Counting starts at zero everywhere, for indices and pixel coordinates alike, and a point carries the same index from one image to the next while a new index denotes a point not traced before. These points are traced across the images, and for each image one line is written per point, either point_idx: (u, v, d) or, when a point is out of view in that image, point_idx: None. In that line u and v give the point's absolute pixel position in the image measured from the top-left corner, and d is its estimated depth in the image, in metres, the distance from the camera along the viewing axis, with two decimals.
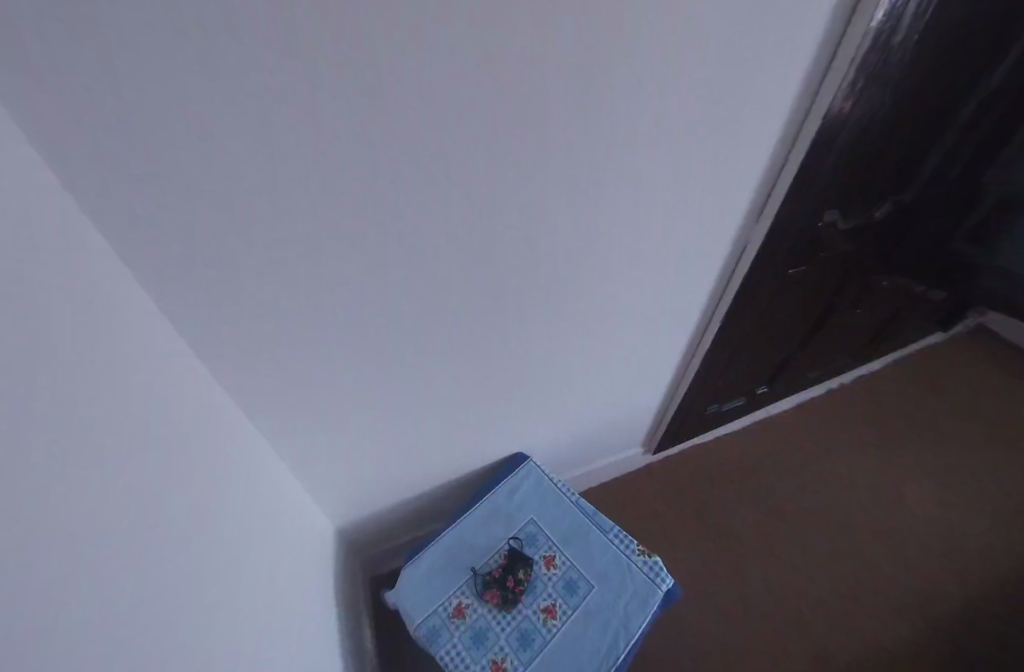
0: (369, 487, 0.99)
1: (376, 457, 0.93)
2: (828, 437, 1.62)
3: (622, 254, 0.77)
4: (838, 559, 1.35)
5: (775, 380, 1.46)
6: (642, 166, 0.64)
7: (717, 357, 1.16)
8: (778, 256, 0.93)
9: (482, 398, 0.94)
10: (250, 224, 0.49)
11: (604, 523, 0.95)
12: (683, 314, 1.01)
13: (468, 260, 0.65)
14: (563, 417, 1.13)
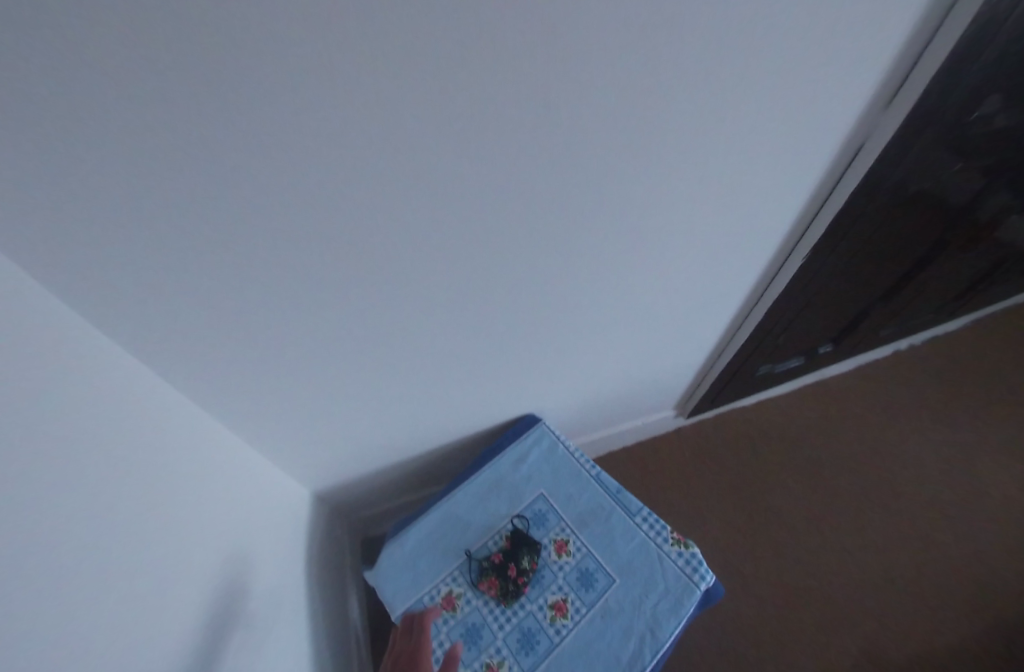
0: (353, 448, 0.85)
1: (355, 417, 0.78)
2: (895, 405, 1.39)
3: (680, 152, 0.53)
4: (899, 544, 1.16)
5: (845, 337, 1.20)
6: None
7: (781, 307, 0.92)
8: (899, 170, 0.66)
9: (483, 350, 0.75)
10: (74, 87, 0.29)
11: (631, 504, 0.78)
12: (748, 251, 0.77)
13: (451, 154, 0.43)
14: (586, 373, 0.94)
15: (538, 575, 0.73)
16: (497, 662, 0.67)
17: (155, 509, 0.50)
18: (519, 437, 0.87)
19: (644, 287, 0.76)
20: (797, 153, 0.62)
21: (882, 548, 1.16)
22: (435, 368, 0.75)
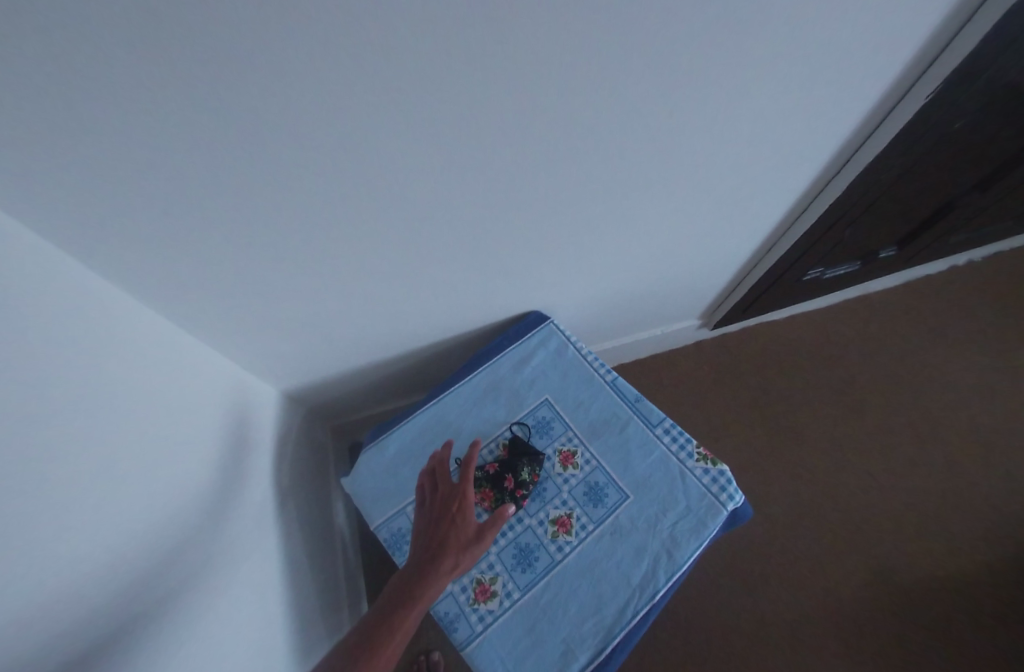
0: (325, 345, 0.71)
1: (319, 309, 0.62)
2: (949, 326, 1.22)
3: None
4: (929, 474, 1.07)
5: (914, 242, 1.00)
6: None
7: (864, 198, 0.72)
8: None
9: (478, 228, 0.57)
10: None
11: (651, 415, 0.66)
12: (852, 107, 0.55)
13: None
14: (610, 265, 0.76)
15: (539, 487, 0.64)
16: (490, 579, 0.58)
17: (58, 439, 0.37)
18: (522, 337, 0.73)
19: (701, 148, 0.56)
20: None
21: (914, 477, 1.07)
22: (416, 250, 0.58)
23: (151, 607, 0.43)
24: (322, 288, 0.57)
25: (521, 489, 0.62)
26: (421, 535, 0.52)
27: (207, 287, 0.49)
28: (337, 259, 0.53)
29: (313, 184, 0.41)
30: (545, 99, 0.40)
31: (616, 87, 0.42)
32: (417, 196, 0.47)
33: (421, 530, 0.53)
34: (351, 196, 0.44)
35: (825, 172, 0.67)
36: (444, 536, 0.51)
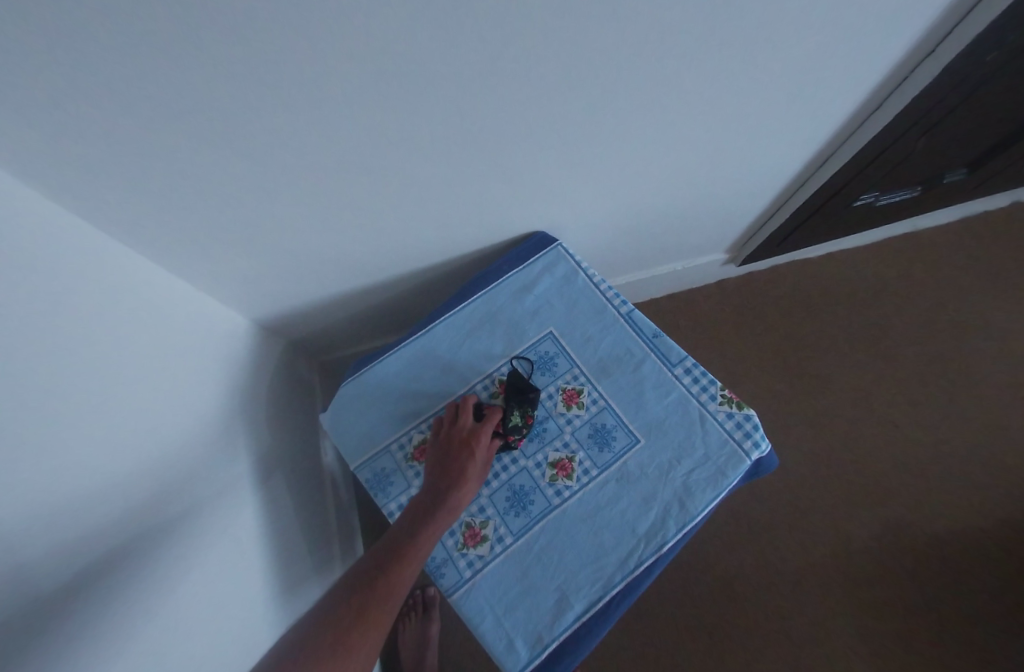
0: (298, 265, 0.62)
1: (287, 226, 0.53)
2: (1002, 267, 1.10)
3: None
4: (961, 428, 1.00)
5: (989, 163, 0.85)
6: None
7: (947, 99, 0.58)
8: None
9: (472, 128, 0.46)
10: None
11: (671, 352, 0.57)
12: None
13: None
14: (634, 178, 0.64)
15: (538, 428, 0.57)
16: (480, 523, 0.53)
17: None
18: (525, 261, 0.64)
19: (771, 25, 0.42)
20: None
21: (944, 431, 0.99)
22: (398, 159, 0.47)
23: (92, 571, 0.34)
24: (286, 196, 0.48)
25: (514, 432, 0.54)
26: (433, 466, 0.50)
27: (137, 193, 0.40)
28: (299, 163, 0.43)
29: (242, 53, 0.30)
30: None
31: None
32: (394, 58, 0.35)
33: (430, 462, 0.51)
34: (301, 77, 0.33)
35: (903, 57, 0.54)
36: (463, 463, 0.50)
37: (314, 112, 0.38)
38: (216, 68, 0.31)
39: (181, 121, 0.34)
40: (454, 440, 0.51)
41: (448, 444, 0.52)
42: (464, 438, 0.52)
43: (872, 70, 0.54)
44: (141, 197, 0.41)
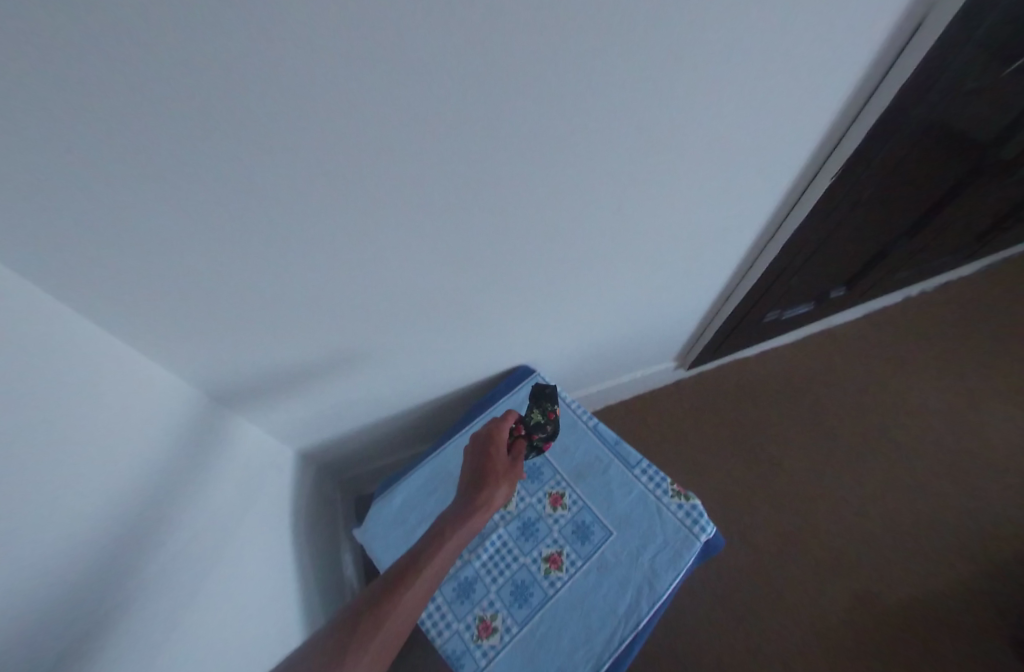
0: (334, 410, 0.79)
1: (331, 381, 0.71)
2: (901, 352, 1.34)
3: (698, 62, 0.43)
4: (900, 494, 1.14)
5: (858, 282, 1.12)
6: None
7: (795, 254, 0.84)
8: (942, 81, 0.55)
9: (467, 305, 0.68)
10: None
11: (630, 457, 0.74)
12: (761, 186, 0.68)
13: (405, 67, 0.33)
14: (587, 321, 0.86)
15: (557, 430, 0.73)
16: (491, 616, 0.64)
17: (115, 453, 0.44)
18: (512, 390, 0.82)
19: (652, 227, 0.67)
20: (859, 42, 0.48)
21: (885, 497, 1.14)
22: (416, 329, 0.68)
23: (131, 625, 0.44)
24: (334, 361, 0.67)
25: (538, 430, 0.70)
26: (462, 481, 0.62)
27: (238, 364, 0.59)
28: (347, 337, 0.63)
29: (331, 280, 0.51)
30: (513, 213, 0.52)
31: (567, 198, 0.54)
32: (410, 272, 0.56)
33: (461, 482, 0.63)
34: (360, 289, 0.55)
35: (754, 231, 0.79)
36: (485, 476, 0.61)
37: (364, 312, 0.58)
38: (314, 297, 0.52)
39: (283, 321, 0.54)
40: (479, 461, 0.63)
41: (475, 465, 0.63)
42: (488, 455, 0.63)
43: (732, 242, 0.80)
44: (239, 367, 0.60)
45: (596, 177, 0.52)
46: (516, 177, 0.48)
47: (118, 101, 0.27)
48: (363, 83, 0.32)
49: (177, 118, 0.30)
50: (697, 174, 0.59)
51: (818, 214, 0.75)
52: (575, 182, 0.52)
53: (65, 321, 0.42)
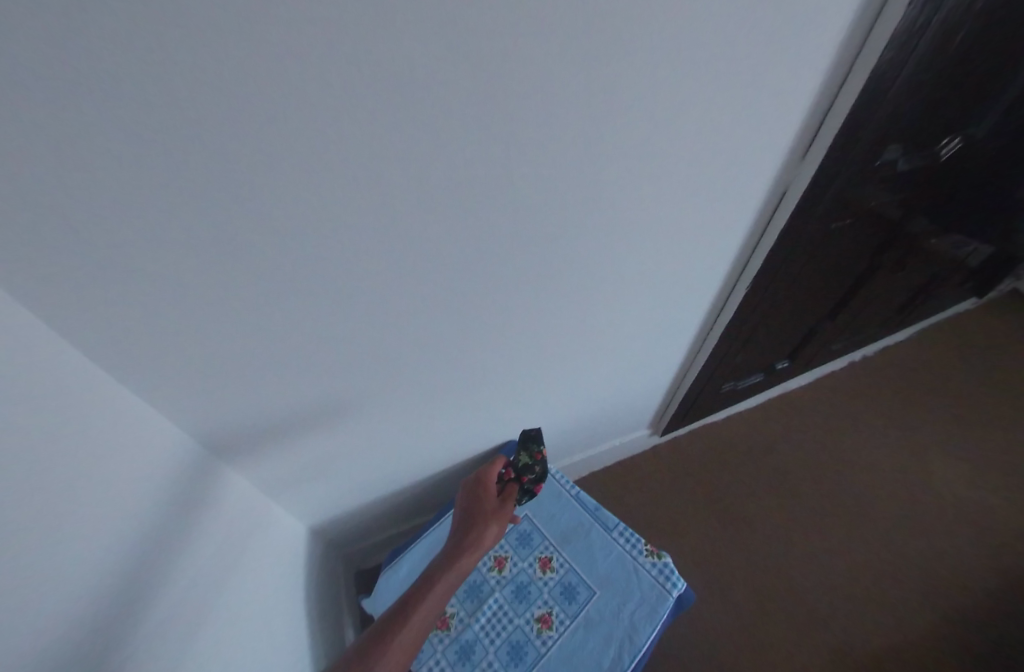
0: (344, 489, 0.88)
1: (345, 464, 0.82)
2: (849, 413, 1.51)
3: (627, 224, 0.61)
4: (862, 546, 1.24)
5: (798, 355, 1.30)
6: (693, 51, 0.42)
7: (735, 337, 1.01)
8: (814, 219, 0.75)
9: (464, 395, 0.81)
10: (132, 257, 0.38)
11: (608, 521, 0.84)
12: (696, 292, 0.85)
13: (423, 243, 0.50)
14: (567, 402, 1.00)
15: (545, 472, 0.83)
16: None
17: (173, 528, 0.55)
18: None
19: (611, 327, 0.83)
20: (748, 198, 0.67)
21: (849, 549, 1.23)
22: (420, 416, 0.81)
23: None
24: (349, 447, 0.78)
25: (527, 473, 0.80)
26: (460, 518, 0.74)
27: (272, 453, 0.70)
28: (363, 425, 0.75)
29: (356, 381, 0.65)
30: (498, 325, 0.68)
31: (540, 312, 0.70)
32: (417, 370, 0.70)
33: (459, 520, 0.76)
34: (378, 387, 0.68)
35: (700, 323, 0.96)
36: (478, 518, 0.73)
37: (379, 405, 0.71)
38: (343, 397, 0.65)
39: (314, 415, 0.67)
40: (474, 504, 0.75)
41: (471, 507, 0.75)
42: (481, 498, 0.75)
43: (683, 333, 0.97)
44: (272, 456, 0.71)
45: (562, 297, 0.69)
46: (500, 302, 0.64)
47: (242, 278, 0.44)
48: (385, 247, 0.47)
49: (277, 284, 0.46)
50: (642, 287, 0.76)
51: (747, 309, 0.93)
52: (545, 297, 0.68)
53: (147, 416, 0.54)
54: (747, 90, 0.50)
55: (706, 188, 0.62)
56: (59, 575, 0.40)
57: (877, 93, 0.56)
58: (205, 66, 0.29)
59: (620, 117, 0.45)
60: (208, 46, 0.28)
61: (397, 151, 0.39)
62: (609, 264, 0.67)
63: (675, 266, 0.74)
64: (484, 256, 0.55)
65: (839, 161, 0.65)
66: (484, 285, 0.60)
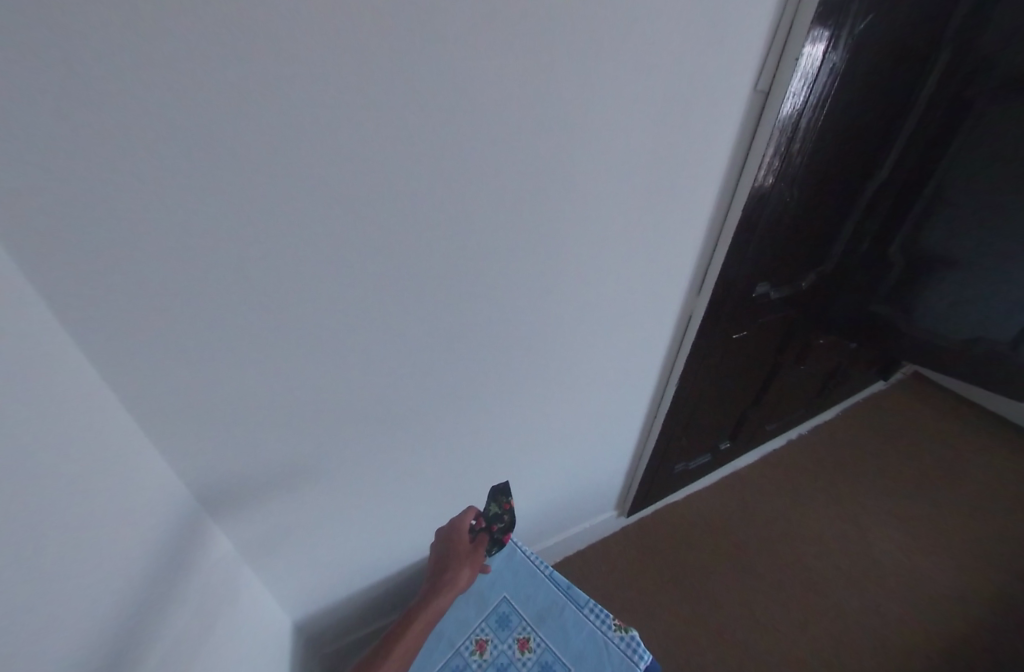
0: (332, 584, 0.92)
1: (337, 555, 0.88)
2: (792, 486, 1.68)
3: (575, 330, 0.83)
4: (819, 613, 1.32)
5: (738, 435, 1.49)
6: (600, 216, 0.69)
7: (678, 420, 1.19)
8: (720, 323, 0.99)
9: (451, 484, 0.92)
10: (238, 349, 0.55)
11: (579, 598, 0.93)
12: (638, 383, 1.04)
13: (427, 346, 0.68)
14: (540, 488, 1.11)
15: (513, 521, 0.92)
16: None
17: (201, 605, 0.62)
18: None
19: (573, 415, 0.99)
20: (665, 306, 0.91)
21: (807, 615, 1.31)
22: (412, 505, 0.90)
23: None
24: (346, 538, 0.85)
25: (496, 523, 0.89)
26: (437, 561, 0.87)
27: (279, 543, 0.77)
28: (361, 513, 0.84)
29: (360, 467, 0.77)
30: (479, 415, 0.84)
31: (513, 403, 0.86)
32: (411, 455, 0.81)
33: (438, 560, 0.87)
34: (377, 473, 0.80)
35: (647, 409, 1.13)
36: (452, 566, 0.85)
37: (377, 490, 0.82)
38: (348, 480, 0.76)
39: (323, 500, 0.76)
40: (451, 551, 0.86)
41: (448, 553, 0.87)
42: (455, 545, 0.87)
43: (636, 417, 1.13)
44: (278, 547, 0.77)
45: (529, 391, 0.86)
46: (480, 395, 0.81)
47: (307, 368, 0.61)
48: (398, 343, 0.66)
49: (324, 374, 0.63)
50: (594, 380, 0.95)
51: (685, 394, 1.11)
52: (517, 391, 0.85)
53: (190, 500, 0.63)
54: (650, 238, 0.78)
55: (631, 300, 0.85)
56: (141, 586, 0.51)
57: (741, 247, 0.86)
58: (325, 225, 0.51)
59: (560, 255, 0.70)
60: (330, 213, 0.50)
61: (418, 277, 0.61)
62: (565, 361, 0.87)
63: (618, 359, 0.94)
64: (470, 355, 0.74)
65: (725, 291, 0.93)
66: (469, 380, 0.77)
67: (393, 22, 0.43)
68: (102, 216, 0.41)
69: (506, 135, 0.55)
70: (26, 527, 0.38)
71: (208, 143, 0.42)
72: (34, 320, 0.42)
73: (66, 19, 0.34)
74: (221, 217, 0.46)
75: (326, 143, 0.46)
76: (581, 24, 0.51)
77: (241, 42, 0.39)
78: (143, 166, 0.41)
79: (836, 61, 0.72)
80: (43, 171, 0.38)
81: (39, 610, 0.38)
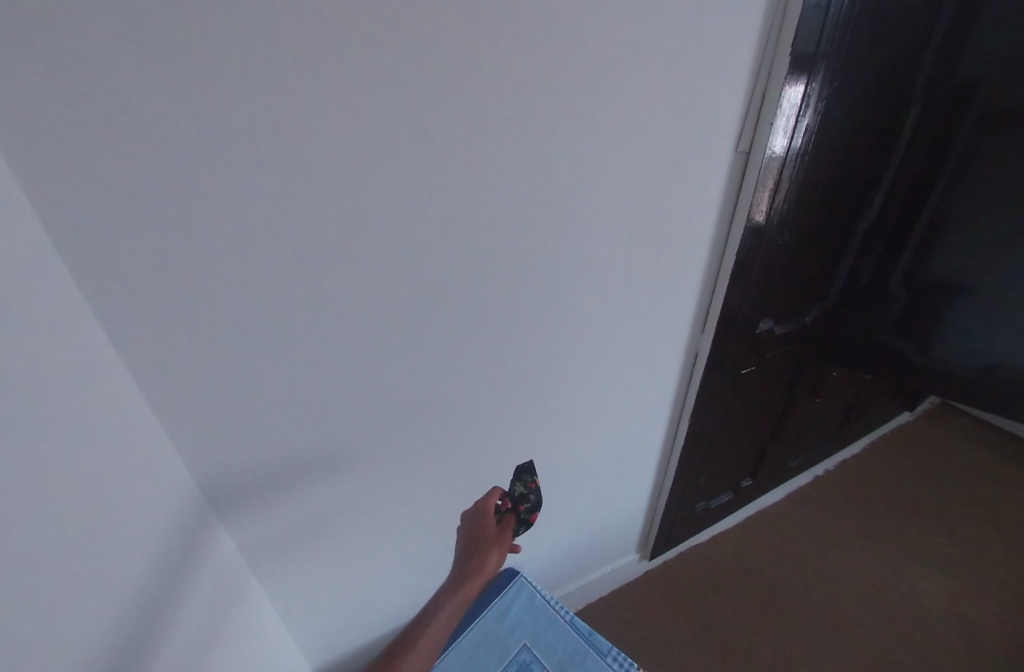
0: (353, 631, 0.91)
1: (360, 599, 0.88)
2: (821, 524, 1.62)
3: (587, 368, 0.87)
4: (861, 658, 1.23)
5: (760, 471, 1.47)
6: (602, 260, 0.76)
7: (695, 454, 1.18)
8: (728, 356, 1.02)
9: None
10: (277, 394, 0.61)
11: (602, 646, 0.91)
12: (652, 417, 1.06)
13: (447, 385, 0.73)
14: (560, 527, 1.11)
15: (539, 503, 0.78)
16: None
17: (231, 636, 0.64)
18: (502, 591, 1.01)
19: (589, 451, 1.01)
20: (671, 343, 0.95)
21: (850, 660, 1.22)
22: (433, 545, 0.91)
23: None
24: (368, 579, 0.86)
25: (524, 502, 0.75)
26: (458, 552, 0.69)
27: (303, 584, 0.79)
28: (382, 554, 0.85)
29: (382, 506, 0.79)
30: (497, 453, 0.87)
31: (530, 440, 0.89)
32: (428, 495, 0.83)
33: (460, 548, 0.69)
34: (400, 512, 0.82)
35: (662, 445, 1.14)
36: (477, 560, 0.66)
37: (397, 531, 0.84)
38: (371, 517, 0.79)
39: (348, 537, 0.79)
40: (477, 534, 0.69)
41: (472, 538, 0.69)
42: (479, 523, 0.71)
43: (652, 453, 1.14)
44: (302, 587, 0.79)
45: (545, 428, 0.90)
46: (497, 433, 0.84)
47: (336, 411, 0.66)
48: (417, 385, 0.71)
49: (352, 416, 0.68)
50: (606, 419, 0.97)
51: (698, 431, 1.12)
52: (532, 428, 0.88)
53: (225, 535, 0.67)
54: (650, 278, 0.83)
55: (639, 335, 0.89)
56: (184, 613, 0.55)
57: (740, 284, 0.91)
58: (356, 283, 0.59)
59: (566, 297, 0.76)
60: (359, 272, 0.58)
61: (436, 323, 0.67)
62: (579, 398, 0.90)
63: (629, 394, 0.97)
64: (486, 394, 0.78)
65: (728, 327, 0.96)
66: (487, 419, 0.81)
67: (411, 118, 0.52)
68: (166, 273, 0.49)
69: (512, 198, 0.63)
70: (86, 544, 0.42)
71: (257, 213, 0.50)
72: (103, 363, 0.49)
73: (153, 118, 0.43)
74: (266, 277, 0.54)
75: (358, 215, 0.55)
76: (571, 105, 0.60)
77: (287, 134, 0.48)
78: (202, 232, 0.49)
79: (816, 111, 0.79)
80: (120, 237, 0.46)
81: (100, 619, 0.43)
